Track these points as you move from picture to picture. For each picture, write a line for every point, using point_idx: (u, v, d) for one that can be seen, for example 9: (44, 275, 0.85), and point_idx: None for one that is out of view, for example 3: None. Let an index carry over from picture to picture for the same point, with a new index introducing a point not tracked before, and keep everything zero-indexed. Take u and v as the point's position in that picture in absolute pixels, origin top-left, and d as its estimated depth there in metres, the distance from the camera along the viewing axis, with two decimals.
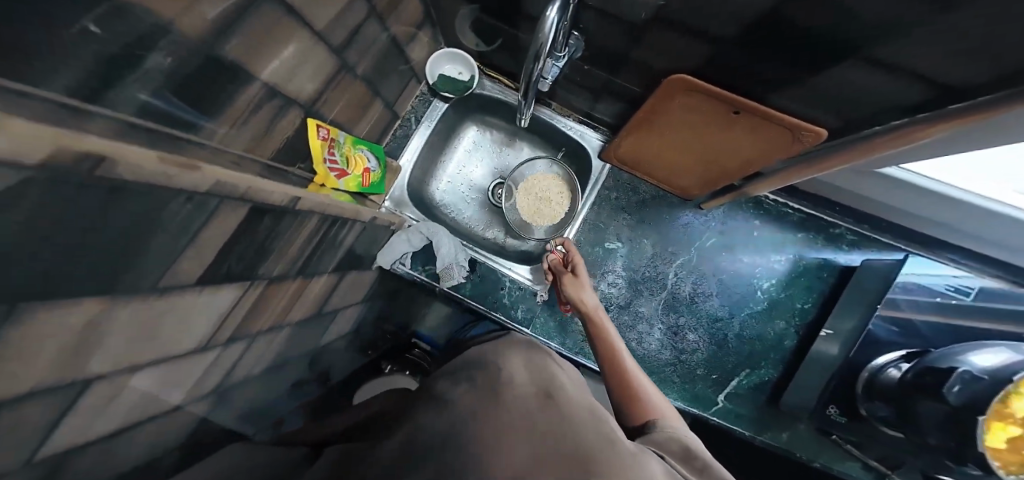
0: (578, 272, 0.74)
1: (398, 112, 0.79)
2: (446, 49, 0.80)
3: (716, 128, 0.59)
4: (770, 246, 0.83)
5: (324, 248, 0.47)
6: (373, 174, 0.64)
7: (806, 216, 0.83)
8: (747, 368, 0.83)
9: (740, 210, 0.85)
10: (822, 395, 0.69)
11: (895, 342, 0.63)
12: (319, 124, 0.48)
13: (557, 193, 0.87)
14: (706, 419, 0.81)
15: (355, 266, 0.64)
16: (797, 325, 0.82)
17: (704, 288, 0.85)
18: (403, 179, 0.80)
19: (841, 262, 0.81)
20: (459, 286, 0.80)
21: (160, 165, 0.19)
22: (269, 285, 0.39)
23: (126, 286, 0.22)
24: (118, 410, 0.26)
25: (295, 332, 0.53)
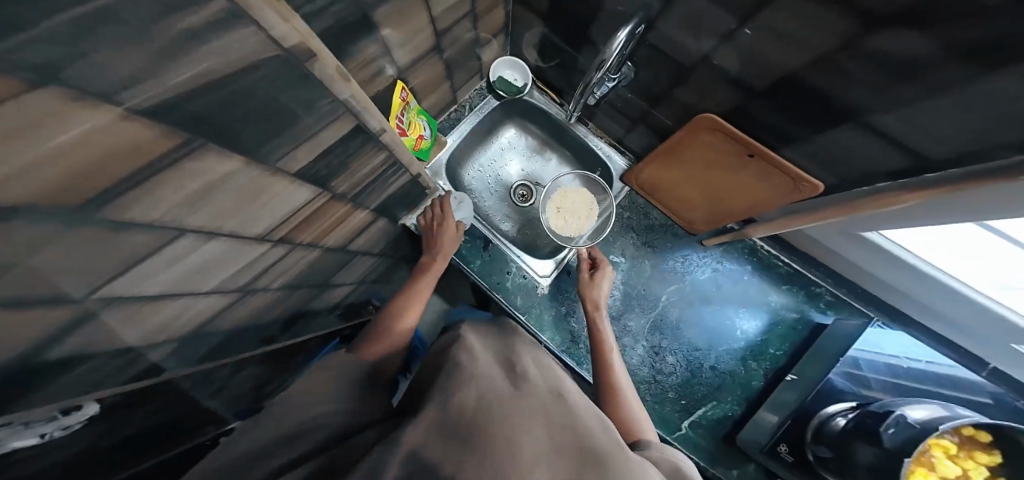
0: (599, 284, 0.80)
1: (456, 99, 0.90)
2: (511, 56, 0.91)
3: (730, 167, 0.68)
4: (756, 292, 0.92)
5: (375, 187, 0.57)
6: (423, 141, 0.74)
7: (794, 271, 0.91)
8: (714, 400, 0.88)
9: (734, 252, 0.93)
10: (775, 434, 0.76)
11: (851, 393, 0.72)
12: (403, 87, 0.59)
13: (589, 209, 0.94)
14: (667, 441, 0.85)
15: (386, 216, 0.73)
16: (767, 369, 0.89)
17: (690, 317, 0.91)
18: (442, 157, 0.90)
19: (818, 318, 0.90)
20: (470, 261, 0.88)
21: (332, 73, 0.30)
22: (330, 200, 0.48)
23: (261, 154, 0.31)
24: (198, 258, 0.34)
25: (327, 255, 0.62)
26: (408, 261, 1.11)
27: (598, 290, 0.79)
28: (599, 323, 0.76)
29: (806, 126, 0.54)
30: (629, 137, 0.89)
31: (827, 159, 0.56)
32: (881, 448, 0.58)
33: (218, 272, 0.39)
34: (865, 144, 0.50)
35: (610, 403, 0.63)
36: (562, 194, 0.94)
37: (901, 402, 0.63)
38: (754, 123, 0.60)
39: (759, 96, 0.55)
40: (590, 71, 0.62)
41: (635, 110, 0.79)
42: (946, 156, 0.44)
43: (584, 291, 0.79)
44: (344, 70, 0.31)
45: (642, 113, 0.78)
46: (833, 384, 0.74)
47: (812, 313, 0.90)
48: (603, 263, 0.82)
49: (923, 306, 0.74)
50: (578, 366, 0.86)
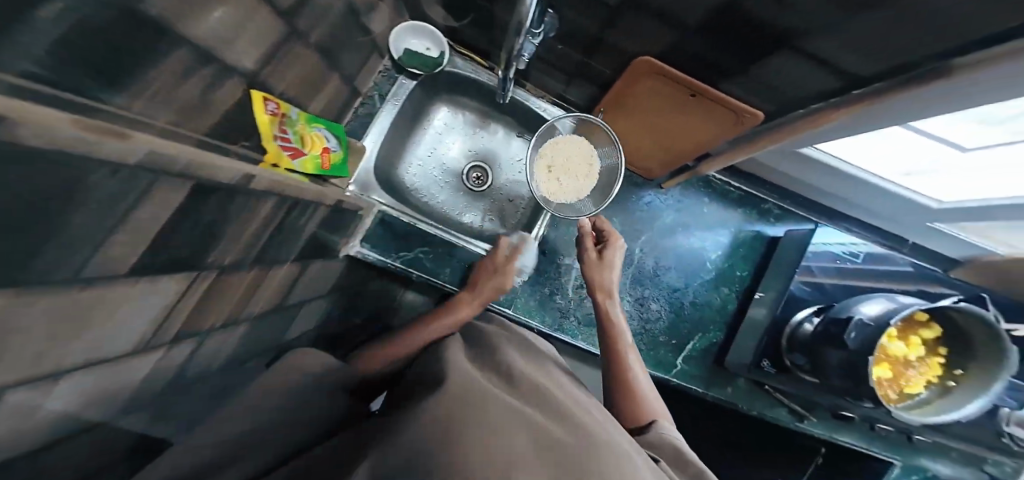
0: (609, 266, 0.75)
1: (360, 89, 0.75)
2: (411, 22, 0.75)
3: (676, 109, 0.61)
4: (719, 222, 0.86)
5: (287, 231, 0.46)
6: (333, 155, 0.56)
7: (744, 193, 0.87)
8: (700, 332, 0.85)
9: (691, 188, 0.87)
10: (757, 351, 0.73)
11: (807, 299, 0.70)
12: (268, 96, 0.38)
13: (584, 166, 0.80)
14: (665, 381, 0.84)
15: (321, 254, 0.62)
16: (737, 290, 0.86)
17: (665, 262, 0.87)
18: (371, 161, 0.76)
19: (768, 234, 0.86)
20: (439, 273, 0.79)
21: (76, 130, 0.16)
22: (221, 275, 0.38)
23: (35, 278, 0.18)
24: (46, 426, 0.24)
25: (255, 324, 0.53)
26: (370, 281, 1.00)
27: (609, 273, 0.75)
28: (609, 308, 0.73)
29: (745, 60, 0.48)
30: (570, 92, 0.80)
31: (769, 93, 0.52)
32: (848, 351, 0.55)
33: (105, 415, 0.30)
34: (805, 71, 0.45)
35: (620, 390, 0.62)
36: (550, 151, 0.79)
37: (852, 303, 0.61)
38: (694, 61, 0.52)
39: (696, 32, 0.47)
40: (510, 38, 0.52)
41: (569, 62, 0.69)
42: (880, 70, 0.41)
43: (593, 274, 0.74)
44: (100, 121, 0.18)
45: (577, 64, 0.69)
46: (795, 294, 0.70)
47: (763, 229, 0.86)
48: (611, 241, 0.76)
49: (856, 206, 0.76)
50: (573, 339, 0.84)
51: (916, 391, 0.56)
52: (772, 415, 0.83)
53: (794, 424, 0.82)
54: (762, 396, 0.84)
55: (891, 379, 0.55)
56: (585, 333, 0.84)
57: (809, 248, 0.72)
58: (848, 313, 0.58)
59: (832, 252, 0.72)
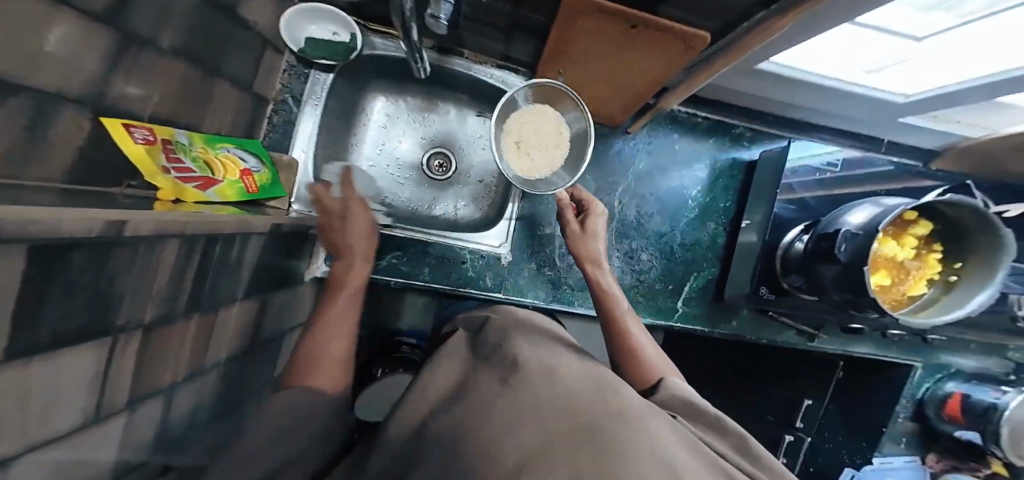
0: (593, 233, 0.68)
1: (269, 96, 0.67)
2: (301, 4, 0.64)
3: (620, 46, 0.55)
4: (692, 158, 0.80)
5: (219, 271, 0.42)
6: (257, 176, 0.52)
7: (714, 122, 0.79)
8: (694, 272, 0.82)
9: (659, 128, 0.80)
10: (754, 278, 0.70)
11: (794, 218, 0.66)
12: (128, 123, 0.32)
13: (553, 134, 0.70)
14: (670, 327, 0.83)
15: (276, 285, 0.58)
16: (724, 224, 0.81)
17: (647, 209, 0.82)
18: (308, 174, 0.69)
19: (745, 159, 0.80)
20: (419, 274, 0.75)
21: None
22: (150, 333, 0.34)
23: None
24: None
25: (228, 369, 0.51)
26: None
27: (592, 240, 0.67)
28: (601, 278, 0.65)
29: None
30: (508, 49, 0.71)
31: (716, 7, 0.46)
32: (841, 266, 0.51)
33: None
34: None
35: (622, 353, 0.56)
36: (513, 123, 0.69)
37: (835, 216, 0.56)
38: None
39: None
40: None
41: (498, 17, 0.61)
42: None
43: (578, 246, 0.67)
44: None
45: (508, 17, 0.60)
46: (779, 216, 0.66)
47: (740, 155, 0.80)
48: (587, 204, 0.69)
49: (827, 113, 0.71)
50: (571, 307, 0.82)
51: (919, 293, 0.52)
52: (783, 340, 0.81)
53: (806, 345, 0.80)
54: (769, 324, 0.81)
55: (887, 288, 0.52)
56: (580, 298, 0.82)
57: (788, 165, 0.66)
58: (835, 226, 0.54)
59: (809, 164, 0.67)
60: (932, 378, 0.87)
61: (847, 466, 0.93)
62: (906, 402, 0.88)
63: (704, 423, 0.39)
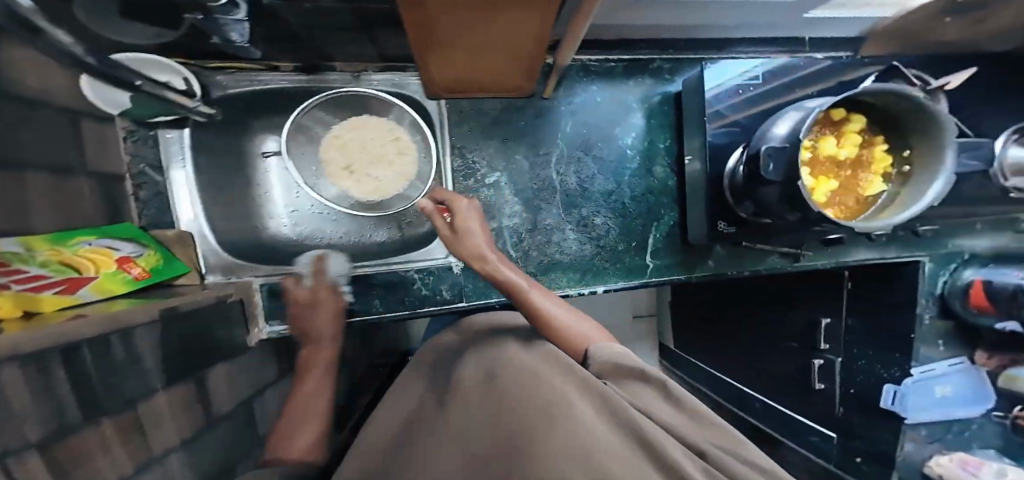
0: (468, 228, 0.59)
1: (120, 170, 0.58)
2: (122, 53, 0.50)
3: (489, 14, 0.41)
4: (619, 105, 0.74)
5: (114, 374, 0.39)
6: (139, 261, 0.53)
7: (630, 62, 0.73)
8: (654, 222, 0.77)
9: (574, 84, 0.73)
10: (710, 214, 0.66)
11: (731, 143, 0.61)
12: None
13: (383, 146, 0.69)
14: (645, 285, 0.78)
15: (202, 364, 0.55)
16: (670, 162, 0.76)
17: (587, 172, 0.76)
18: (207, 244, 0.66)
19: (671, 91, 0.74)
20: (370, 308, 0.72)
21: None
22: (77, 440, 0.32)
23: None
24: None
25: (187, 456, 0.49)
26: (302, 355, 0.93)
27: (472, 235, 0.58)
28: (495, 272, 0.58)
29: None
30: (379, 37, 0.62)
31: None
32: (780, 185, 0.45)
33: None
34: None
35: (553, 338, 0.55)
36: (335, 150, 0.69)
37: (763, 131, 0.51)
38: None
39: None
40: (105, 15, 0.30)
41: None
42: None
43: (460, 250, 0.58)
44: None
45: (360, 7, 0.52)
46: (714, 144, 0.61)
47: (664, 89, 0.74)
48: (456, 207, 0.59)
49: (727, 27, 0.63)
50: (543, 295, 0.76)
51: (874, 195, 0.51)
52: (767, 267, 0.77)
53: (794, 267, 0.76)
54: (750, 254, 0.77)
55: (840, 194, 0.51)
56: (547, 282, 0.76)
57: (707, 95, 0.60)
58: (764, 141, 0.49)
59: (729, 86, 0.60)
60: (947, 270, 0.80)
61: (887, 382, 0.83)
62: (926, 300, 0.80)
63: (632, 386, 0.42)
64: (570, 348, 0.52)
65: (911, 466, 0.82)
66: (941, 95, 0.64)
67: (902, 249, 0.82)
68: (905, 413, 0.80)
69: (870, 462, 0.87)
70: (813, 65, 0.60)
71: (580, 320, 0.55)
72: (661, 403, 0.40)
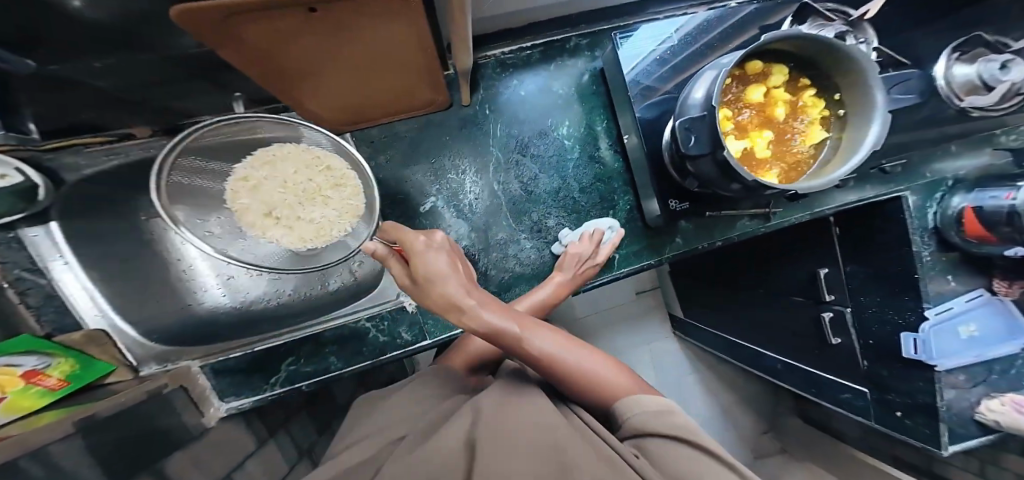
0: (435, 271, 0.41)
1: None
2: None
3: (336, 40, 0.36)
4: (545, 95, 0.70)
5: None
6: (50, 372, 0.48)
7: (544, 47, 0.69)
8: (610, 211, 0.72)
9: (492, 84, 0.69)
10: (660, 194, 0.64)
11: (660, 114, 0.61)
12: None
13: (309, 182, 0.64)
14: (617, 279, 0.72)
15: (157, 455, 0.50)
16: (612, 142, 0.73)
17: (528, 173, 0.71)
18: (128, 337, 0.63)
19: (593, 70, 0.71)
20: (329, 366, 0.69)
21: None
22: None
23: None
24: None
25: None
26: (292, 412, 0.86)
27: (448, 282, 0.40)
28: (484, 323, 0.42)
29: None
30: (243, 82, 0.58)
31: None
32: (709, 156, 0.44)
33: None
34: None
35: (566, 384, 0.48)
36: (251, 195, 0.63)
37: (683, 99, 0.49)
38: None
39: None
40: None
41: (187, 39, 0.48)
42: None
43: (431, 304, 0.44)
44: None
45: None
46: (644, 119, 0.61)
47: (586, 68, 0.71)
48: (413, 252, 0.41)
49: None
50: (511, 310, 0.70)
51: (819, 142, 0.55)
52: (739, 233, 0.71)
53: (767, 228, 0.71)
54: (720, 222, 0.71)
55: (776, 145, 0.55)
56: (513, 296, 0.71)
57: (627, 75, 0.61)
58: (685, 108, 0.48)
59: (651, 55, 0.61)
60: (934, 200, 0.74)
61: (904, 331, 0.75)
62: (920, 236, 0.72)
63: (679, 450, 0.37)
64: (584, 390, 0.47)
65: (956, 415, 0.72)
66: (864, 24, 0.70)
67: (878, 186, 0.76)
68: (933, 361, 0.71)
69: (912, 416, 0.77)
70: (728, 22, 0.62)
71: (593, 359, 0.49)
72: (712, 467, 0.35)
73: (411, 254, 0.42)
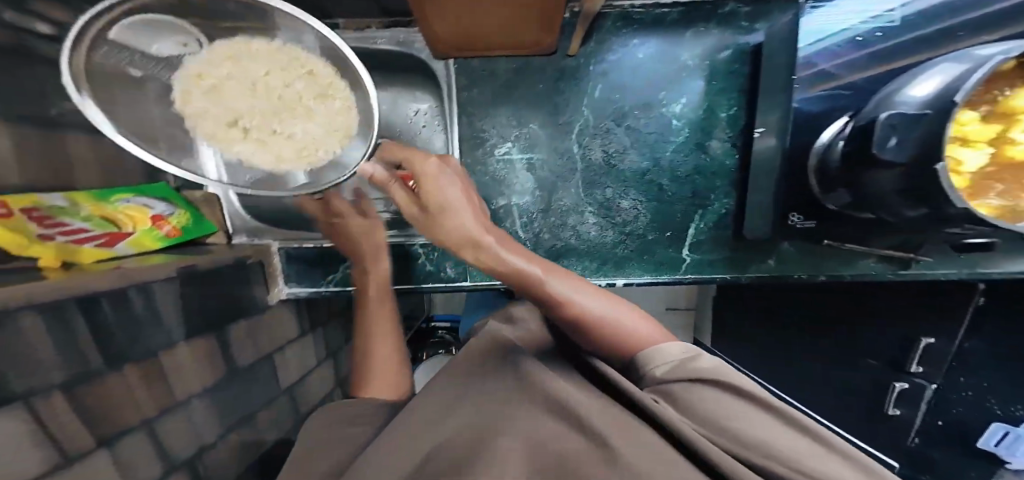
0: (443, 188, 0.38)
1: None
2: None
3: None
4: (666, 62, 0.61)
5: (137, 324, 0.40)
6: (168, 218, 0.57)
7: (690, 6, 0.59)
8: (699, 209, 0.65)
9: (610, 38, 0.61)
10: (777, 205, 0.56)
11: (831, 111, 0.50)
12: None
13: (285, 86, 0.46)
14: (679, 282, 0.67)
15: (225, 318, 0.58)
16: (735, 136, 0.63)
17: (615, 145, 0.65)
18: (230, 207, 0.72)
19: (746, 43, 0.60)
20: (378, 279, 0.78)
21: None
22: (79, 389, 0.32)
23: None
24: None
25: (214, 398, 0.53)
26: (333, 312, 0.95)
27: (456, 209, 0.38)
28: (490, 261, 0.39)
29: None
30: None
31: None
32: (903, 168, 0.36)
33: None
34: None
35: (589, 345, 0.39)
36: (209, 99, 0.43)
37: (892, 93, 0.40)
38: None
39: None
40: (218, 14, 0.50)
41: None
42: None
43: (436, 235, 0.40)
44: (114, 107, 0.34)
45: None
46: (803, 111, 0.51)
47: (738, 39, 0.60)
48: (425, 176, 0.39)
49: None
50: None
51: None
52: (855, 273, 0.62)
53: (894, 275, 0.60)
54: (834, 255, 0.62)
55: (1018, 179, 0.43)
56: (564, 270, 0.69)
57: (804, 52, 0.49)
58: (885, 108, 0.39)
59: (846, 33, 0.49)
60: None
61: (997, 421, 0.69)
62: None
63: (704, 392, 0.30)
64: (604, 351, 0.38)
65: None
66: None
67: None
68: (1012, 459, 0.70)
69: None
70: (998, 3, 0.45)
71: (627, 313, 0.39)
72: (746, 412, 0.28)
73: (423, 178, 0.39)
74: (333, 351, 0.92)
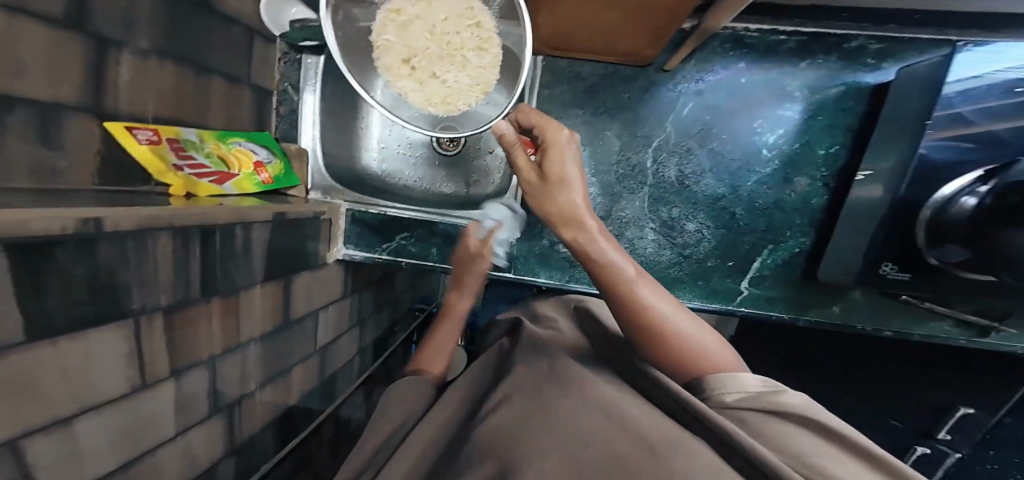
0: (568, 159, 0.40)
1: (270, 85, 0.70)
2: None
3: None
4: (772, 90, 0.60)
5: (232, 260, 0.45)
6: (267, 166, 0.62)
7: (811, 38, 0.57)
8: (770, 244, 0.64)
9: (715, 58, 0.60)
10: (869, 253, 0.55)
11: (965, 161, 0.47)
12: (131, 126, 0.39)
13: (456, 32, 0.45)
14: (731, 314, 0.66)
15: (293, 268, 0.62)
16: (826, 177, 0.61)
17: (694, 166, 0.64)
18: (315, 164, 0.77)
19: (865, 83, 0.58)
20: (427, 256, 0.81)
21: None
22: (172, 315, 0.36)
23: None
24: None
25: (266, 343, 0.57)
26: (370, 281, 0.99)
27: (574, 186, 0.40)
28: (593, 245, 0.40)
29: None
30: None
31: None
32: None
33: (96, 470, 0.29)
34: None
35: (658, 358, 0.40)
36: (397, 34, 0.45)
37: None
38: None
39: None
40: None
41: None
42: None
43: (544, 208, 0.41)
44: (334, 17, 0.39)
45: None
46: (926, 159, 0.48)
47: (857, 79, 0.58)
48: (555, 145, 0.40)
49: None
50: None
51: None
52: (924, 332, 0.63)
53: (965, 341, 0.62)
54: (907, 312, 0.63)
55: None
56: None
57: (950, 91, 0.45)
58: None
59: (999, 80, 0.45)
60: None
61: None
62: None
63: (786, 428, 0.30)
64: (678, 361, 0.39)
65: None
66: None
67: None
68: None
69: None
70: None
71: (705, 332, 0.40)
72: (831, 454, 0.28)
73: (551, 144, 0.40)
74: (361, 319, 0.96)
